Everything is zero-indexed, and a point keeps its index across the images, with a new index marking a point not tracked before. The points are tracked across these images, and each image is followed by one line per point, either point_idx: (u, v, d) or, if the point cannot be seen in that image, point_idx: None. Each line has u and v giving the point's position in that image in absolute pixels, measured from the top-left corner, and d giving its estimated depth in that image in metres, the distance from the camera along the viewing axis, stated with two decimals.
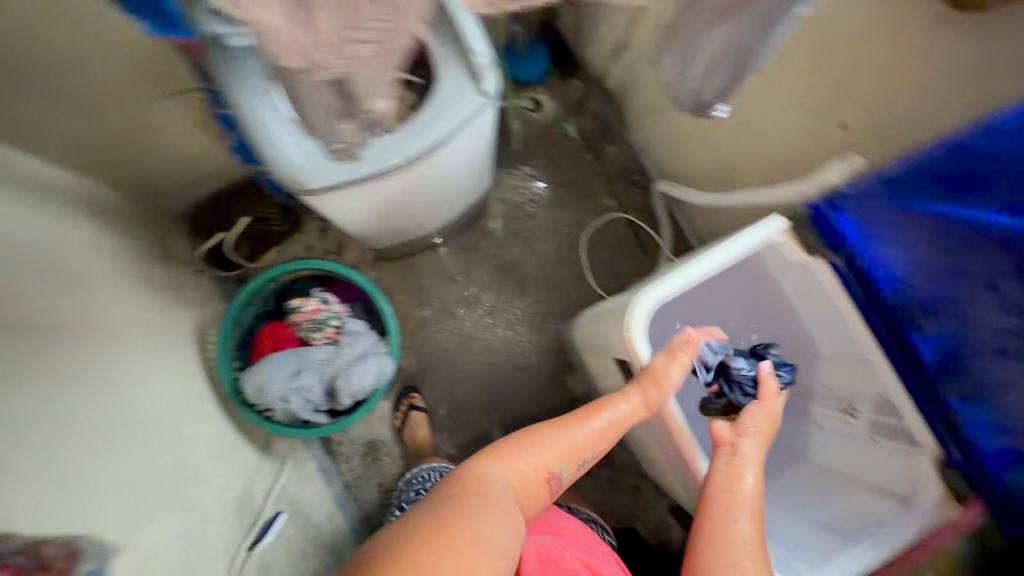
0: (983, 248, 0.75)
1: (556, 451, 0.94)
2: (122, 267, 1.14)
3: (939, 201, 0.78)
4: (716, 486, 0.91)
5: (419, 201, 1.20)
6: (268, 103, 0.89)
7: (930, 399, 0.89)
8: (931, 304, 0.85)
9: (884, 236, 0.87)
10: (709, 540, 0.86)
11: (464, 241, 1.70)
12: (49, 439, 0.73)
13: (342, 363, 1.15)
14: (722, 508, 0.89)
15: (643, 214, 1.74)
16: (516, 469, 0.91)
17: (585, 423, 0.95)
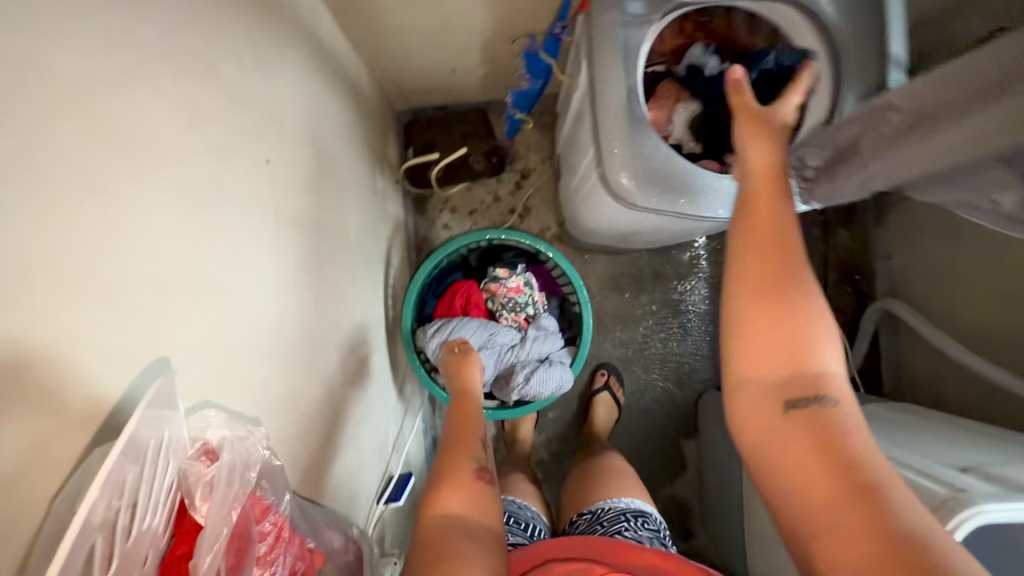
0: None
1: (471, 445, 0.82)
2: (361, 163, 1.06)
3: None
4: (765, 236, 0.58)
5: (682, 230, 1.05)
6: (636, 62, 0.76)
7: None
8: None
9: None
10: (779, 266, 0.56)
11: (648, 259, 1.56)
12: (281, 353, 0.65)
13: (526, 357, 1.07)
14: (772, 224, 0.59)
15: (844, 316, 1.54)
16: (472, 494, 0.75)
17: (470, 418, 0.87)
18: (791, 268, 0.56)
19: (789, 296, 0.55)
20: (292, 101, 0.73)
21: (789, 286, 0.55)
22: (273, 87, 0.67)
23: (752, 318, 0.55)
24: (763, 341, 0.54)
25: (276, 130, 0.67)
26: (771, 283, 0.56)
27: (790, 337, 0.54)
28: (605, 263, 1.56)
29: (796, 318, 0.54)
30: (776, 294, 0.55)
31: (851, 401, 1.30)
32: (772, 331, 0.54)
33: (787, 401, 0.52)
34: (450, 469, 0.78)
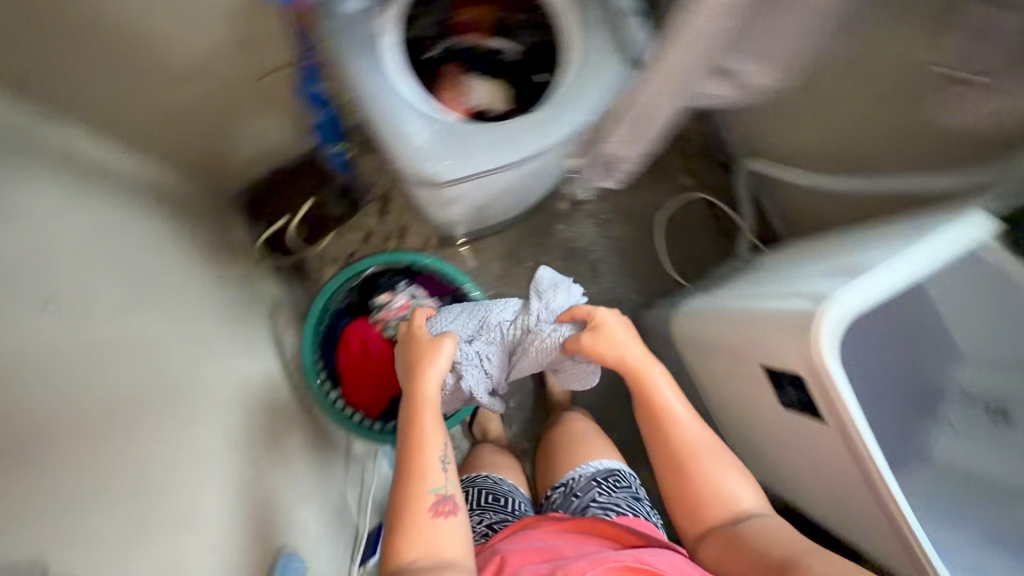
0: None
1: (431, 469, 0.80)
2: (202, 259, 1.04)
3: None
4: (658, 437, 0.90)
5: (523, 181, 1.07)
6: (384, 62, 0.82)
7: None
8: None
9: None
10: (664, 419, 0.90)
11: (532, 223, 1.59)
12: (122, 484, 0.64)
13: (536, 324, 0.96)
14: (665, 430, 0.89)
15: (721, 194, 1.62)
16: (433, 532, 0.75)
17: (430, 425, 0.83)
18: (688, 438, 0.88)
19: (689, 442, 0.88)
20: (62, 236, 0.70)
21: (677, 415, 0.89)
22: (25, 232, 0.65)
23: (679, 484, 0.88)
24: (694, 490, 0.86)
25: (41, 272, 0.64)
26: (676, 455, 0.88)
27: (701, 482, 0.86)
28: (498, 243, 1.58)
29: (686, 466, 0.87)
30: (682, 445, 0.88)
31: (755, 264, 1.36)
32: (704, 491, 0.86)
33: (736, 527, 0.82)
34: (408, 511, 0.76)
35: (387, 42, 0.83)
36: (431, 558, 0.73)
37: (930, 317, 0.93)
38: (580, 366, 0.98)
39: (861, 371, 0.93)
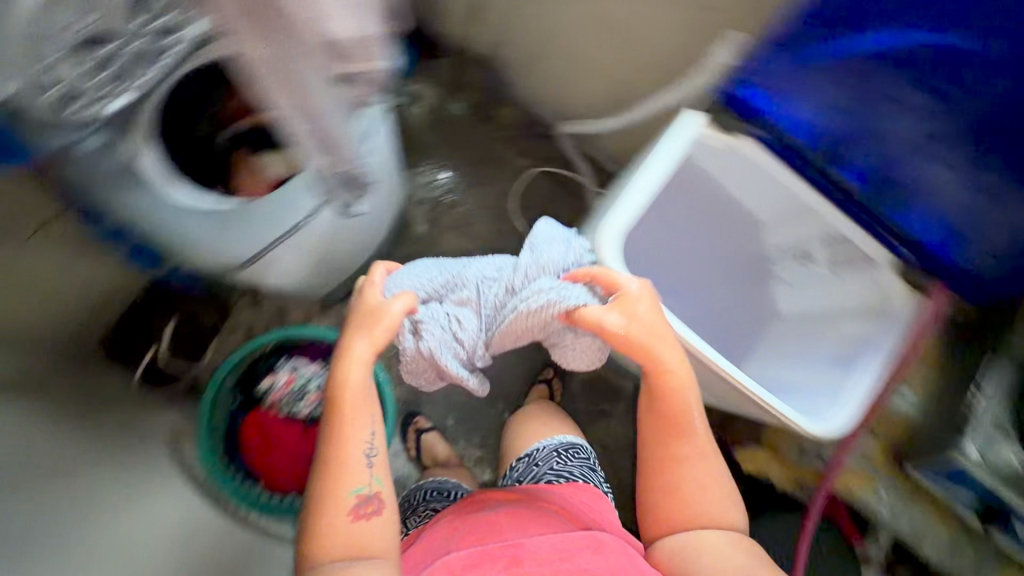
0: (888, 72, 0.83)
1: (353, 469, 0.79)
2: (71, 428, 1.06)
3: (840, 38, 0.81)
4: (667, 440, 0.86)
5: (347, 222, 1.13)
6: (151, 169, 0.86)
7: (875, 219, 0.97)
8: (847, 135, 0.92)
9: (794, 94, 0.90)
10: (678, 424, 0.86)
11: (402, 253, 1.65)
12: None
13: (523, 283, 0.85)
14: (674, 433, 0.86)
15: (557, 161, 1.73)
16: (349, 529, 0.77)
17: (359, 421, 0.80)
18: (692, 445, 0.86)
19: (687, 441, 0.86)
20: None
21: (686, 407, 0.85)
22: None
23: (655, 475, 0.87)
24: (671, 487, 0.86)
25: None
26: (676, 454, 0.86)
27: (693, 484, 0.85)
28: None
29: (679, 467, 0.86)
30: (682, 445, 0.86)
31: None
32: (682, 497, 0.85)
33: (687, 530, 0.84)
34: (334, 505, 0.77)
35: (145, 160, 0.85)
36: (344, 549, 0.76)
37: (711, 199, 1.08)
38: (570, 335, 0.87)
39: (670, 262, 1.13)
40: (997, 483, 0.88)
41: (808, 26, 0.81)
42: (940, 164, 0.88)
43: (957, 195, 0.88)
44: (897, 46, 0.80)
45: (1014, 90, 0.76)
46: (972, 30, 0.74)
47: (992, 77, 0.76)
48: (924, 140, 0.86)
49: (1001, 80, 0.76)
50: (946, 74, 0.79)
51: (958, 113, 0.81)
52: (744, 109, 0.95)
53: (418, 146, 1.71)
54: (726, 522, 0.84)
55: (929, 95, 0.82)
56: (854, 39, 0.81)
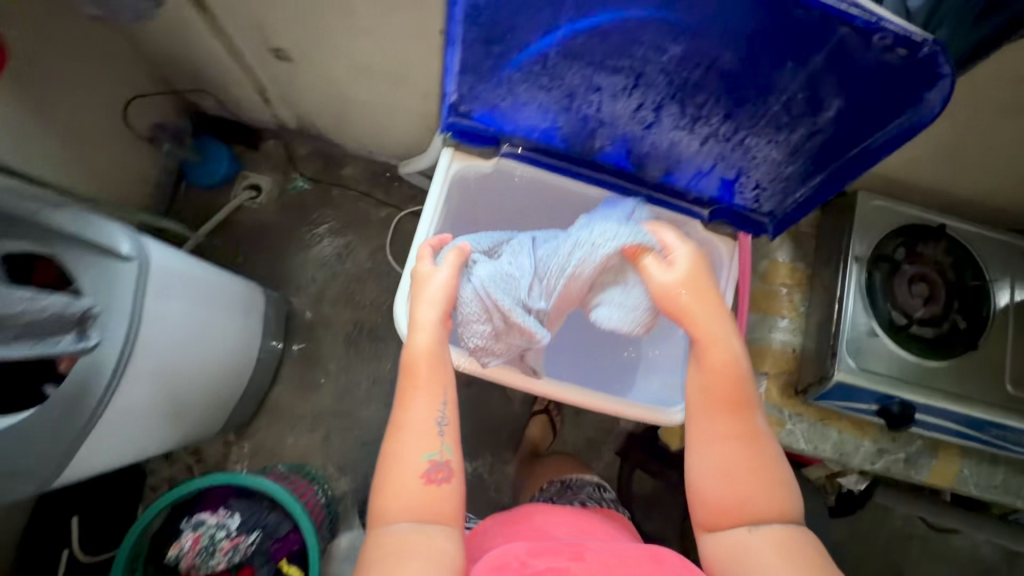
0: (569, 64, 0.62)
1: (420, 441, 0.67)
2: None
3: (527, 39, 0.60)
4: (723, 408, 0.69)
5: (190, 359, 1.04)
6: None
7: (649, 191, 0.77)
8: (579, 130, 0.71)
9: (516, 107, 0.70)
10: (734, 387, 0.69)
11: (299, 347, 1.60)
12: None
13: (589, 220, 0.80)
14: (734, 396, 0.69)
15: (418, 197, 1.68)
16: (404, 500, 0.64)
17: (424, 396, 0.69)
18: (751, 415, 0.69)
19: (746, 409, 0.69)
20: None
21: (738, 380, 0.69)
22: None
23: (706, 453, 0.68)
24: (721, 464, 0.66)
25: None
26: (735, 416, 0.68)
27: (755, 453, 0.66)
28: (286, 386, 1.58)
29: (740, 434, 0.68)
30: (738, 422, 0.68)
31: None
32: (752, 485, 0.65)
33: (747, 525, 0.63)
34: (398, 475, 0.65)
35: None
36: (399, 514, 0.63)
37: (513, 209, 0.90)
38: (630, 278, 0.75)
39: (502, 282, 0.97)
40: (881, 387, 0.87)
41: (465, 50, 0.62)
42: (649, 141, 0.70)
43: (767, 153, 0.66)
44: (540, 41, 0.60)
45: (699, 48, 0.55)
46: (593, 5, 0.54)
47: (672, 38, 0.55)
48: (635, 119, 0.67)
49: (677, 48, 0.56)
50: (620, 51, 0.58)
51: (669, 83, 0.61)
52: (480, 134, 0.75)
53: (278, 235, 1.65)
54: (785, 505, 0.64)
55: (626, 73, 0.61)
56: (515, 50, 0.61)
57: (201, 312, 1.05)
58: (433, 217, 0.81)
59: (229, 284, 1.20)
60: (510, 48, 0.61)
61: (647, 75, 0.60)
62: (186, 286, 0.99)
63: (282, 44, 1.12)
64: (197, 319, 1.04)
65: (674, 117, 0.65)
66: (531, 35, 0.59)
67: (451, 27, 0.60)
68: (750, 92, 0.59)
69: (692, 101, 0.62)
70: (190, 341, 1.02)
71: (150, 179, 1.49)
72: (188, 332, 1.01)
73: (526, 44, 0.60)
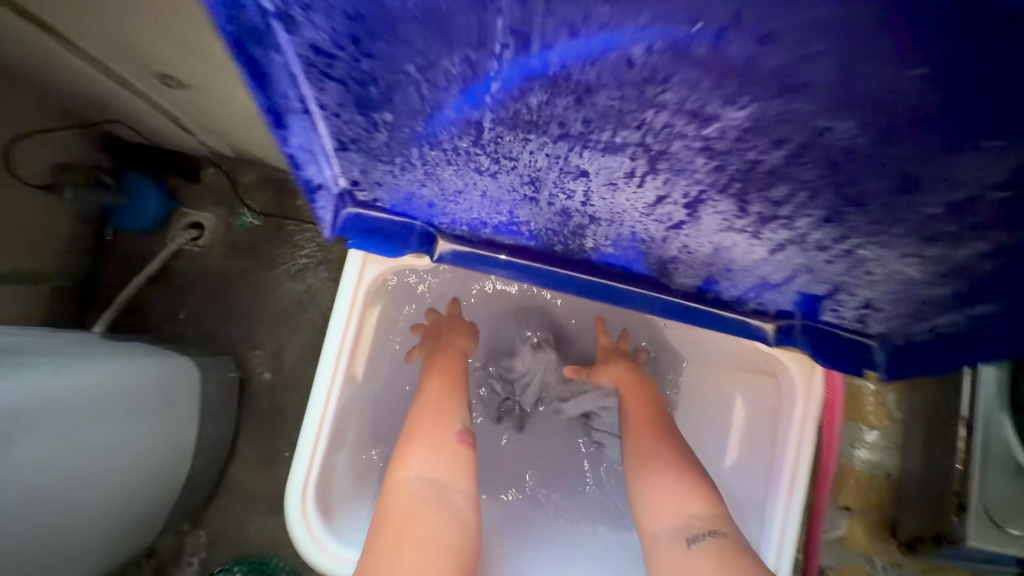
0: (527, 140, 0.33)
1: (450, 404, 0.64)
2: None
3: (439, 97, 0.31)
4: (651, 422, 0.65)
5: (117, 497, 0.78)
6: None
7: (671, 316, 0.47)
8: (564, 231, 0.42)
9: (449, 198, 0.41)
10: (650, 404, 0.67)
11: (257, 417, 1.35)
12: None
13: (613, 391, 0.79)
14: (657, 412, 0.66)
15: None
16: (432, 449, 0.60)
17: (453, 376, 0.67)
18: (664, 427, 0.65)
19: (661, 421, 0.65)
20: None
21: (654, 401, 0.67)
22: None
23: (640, 477, 0.62)
24: (659, 469, 0.60)
25: None
26: (661, 427, 0.64)
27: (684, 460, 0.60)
28: (245, 464, 1.33)
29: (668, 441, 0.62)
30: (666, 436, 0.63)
31: None
32: (680, 489, 0.58)
33: (683, 541, 0.55)
34: (423, 429, 0.61)
35: None
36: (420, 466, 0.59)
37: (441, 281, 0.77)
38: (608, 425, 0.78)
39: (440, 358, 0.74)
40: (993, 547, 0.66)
41: (331, 118, 0.34)
42: (678, 245, 0.40)
43: (908, 284, 0.38)
44: (462, 99, 0.30)
45: (813, 115, 0.26)
46: (565, 32, 0.24)
47: (741, 94, 0.25)
48: (652, 217, 0.38)
49: (751, 116, 0.26)
50: (622, 115, 0.29)
51: (726, 180, 0.31)
52: (394, 239, 0.46)
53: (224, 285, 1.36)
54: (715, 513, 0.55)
55: (642, 158, 0.32)
56: (417, 115, 0.32)
57: (120, 429, 0.75)
58: (343, 345, 0.53)
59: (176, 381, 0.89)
60: (409, 111, 0.32)
61: (688, 164, 0.31)
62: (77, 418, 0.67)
63: (166, 70, 0.84)
64: (110, 445, 0.73)
65: (728, 217, 0.35)
66: (448, 94, 0.30)
67: (286, 75, 0.31)
68: (906, 187, 0.29)
69: (769, 198, 0.32)
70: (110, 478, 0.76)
71: (59, 232, 1.23)
72: (94, 470, 0.71)
73: (438, 105, 0.31)
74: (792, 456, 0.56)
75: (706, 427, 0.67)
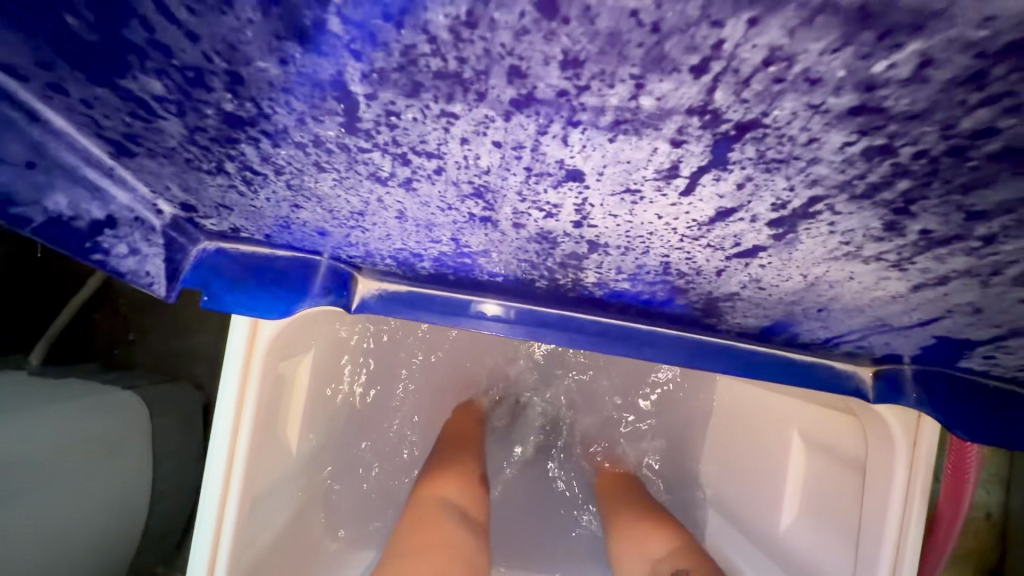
0: (448, 117, 0.15)
1: (476, 451, 0.49)
2: None
3: (236, 38, 0.14)
4: (621, 492, 0.52)
5: None
6: None
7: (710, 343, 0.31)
8: (545, 260, 0.25)
9: (345, 222, 0.24)
10: (625, 479, 0.54)
11: None
12: None
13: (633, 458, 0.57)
14: (626, 479, 0.54)
15: None
16: (457, 476, 0.44)
17: (476, 427, 0.53)
18: (638, 491, 0.52)
19: (630, 487, 0.52)
20: None
21: (626, 475, 0.54)
22: None
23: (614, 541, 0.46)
24: (625, 530, 0.46)
25: None
26: (630, 491, 0.51)
27: (645, 512, 0.47)
28: None
29: (636, 501, 0.49)
30: (637, 497, 0.50)
31: None
32: (638, 527, 0.45)
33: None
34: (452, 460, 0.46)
35: None
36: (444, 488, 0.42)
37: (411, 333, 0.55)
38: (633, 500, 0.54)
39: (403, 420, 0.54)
40: None
41: (54, 98, 0.17)
42: (744, 279, 0.23)
43: None
44: (287, 36, 0.13)
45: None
46: None
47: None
48: (701, 241, 0.21)
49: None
50: (665, 44, 0.12)
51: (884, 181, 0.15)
52: (269, 292, 0.28)
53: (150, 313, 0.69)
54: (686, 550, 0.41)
55: (701, 141, 0.14)
56: (205, 81, 0.15)
57: (111, 470, 0.48)
58: (241, 429, 0.33)
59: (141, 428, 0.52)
60: (187, 70, 0.15)
61: (799, 155, 0.14)
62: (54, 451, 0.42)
63: None
64: (117, 476, 0.48)
65: (857, 239, 0.18)
66: (251, 25, 0.13)
67: None
68: None
69: (964, 210, 0.16)
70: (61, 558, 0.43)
71: None
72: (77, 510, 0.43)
73: (242, 54, 0.14)
74: (889, 564, 0.36)
75: (757, 505, 0.49)
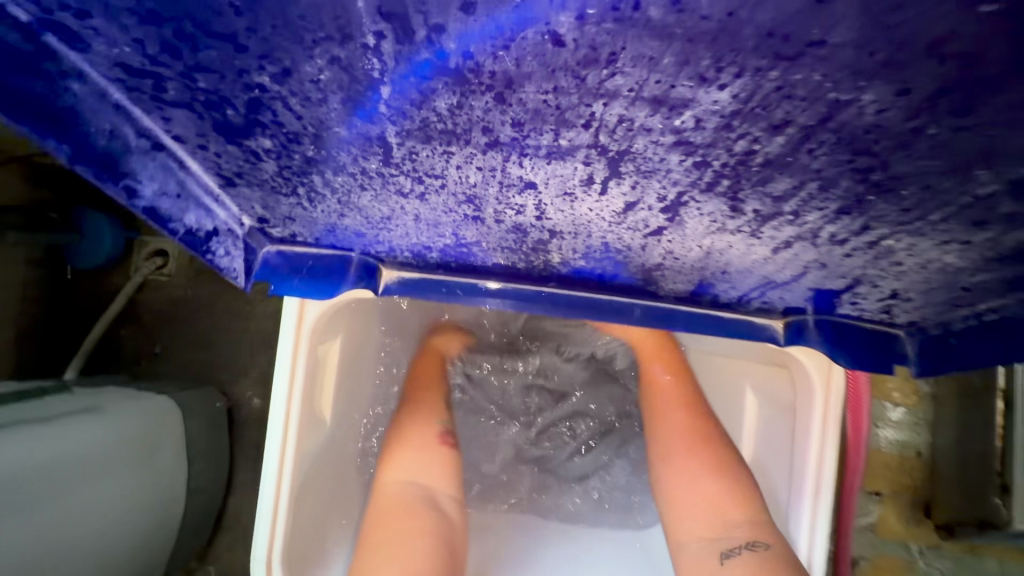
0: (448, 153, 0.25)
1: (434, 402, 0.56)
2: None
3: (322, 115, 0.23)
4: (677, 400, 0.53)
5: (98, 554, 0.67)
6: None
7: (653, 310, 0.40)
8: (520, 244, 0.35)
9: (372, 222, 0.33)
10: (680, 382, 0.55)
11: None
12: None
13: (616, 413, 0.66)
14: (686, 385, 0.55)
15: None
16: (422, 450, 0.51)
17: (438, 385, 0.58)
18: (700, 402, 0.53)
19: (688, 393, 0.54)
20: None
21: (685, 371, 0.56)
22: None
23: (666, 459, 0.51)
24: (693, 448, 0.49)
25: None
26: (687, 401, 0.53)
27: (706, 432, 0.50)
28: None
29: (698, 416, 0.51)
30: (698, 411, 0.52)
31: None
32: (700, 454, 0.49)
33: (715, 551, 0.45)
34: (413, 426, 0.52)
35: None
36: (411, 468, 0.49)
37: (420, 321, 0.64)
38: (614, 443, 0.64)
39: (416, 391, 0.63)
40: None
41: (197, 153, 0.27)
42: (661, 252, 0.33)
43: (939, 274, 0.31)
44: (352, 115, 0.23)
45: (826, 89, 0.18)
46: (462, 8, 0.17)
47: (724, 70, 0.18)
48: (623, 225, 0.30)
49: (741, 98, 0.19)
50: (565, 114, 0.21)
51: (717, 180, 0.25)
52: (313, 280, 0.37)
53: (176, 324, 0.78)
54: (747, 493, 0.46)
55: (601, 162, 0.24)
56: (298, 138, 0.25)
57: (144, 467, 0.56)
58: (294, 395, 0.43)
59: (170, 427, 0.61)
60: (289, 133, 0.25)
61: (659, 168, 0.24)
62: (87, 458, 0.50)
63: None
64: (153, 466, 0.57)
65: (719, 218, 0.28)
66: (333, 111, 0.23)
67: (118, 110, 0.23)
68: (969, 167, 0.21)
69: (769, 195, 0.25)
70: (108, 545, 0.52)
71: None
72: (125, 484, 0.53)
73: (325, 125, 0.24)
74: (813, 477, 0.46)
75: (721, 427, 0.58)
